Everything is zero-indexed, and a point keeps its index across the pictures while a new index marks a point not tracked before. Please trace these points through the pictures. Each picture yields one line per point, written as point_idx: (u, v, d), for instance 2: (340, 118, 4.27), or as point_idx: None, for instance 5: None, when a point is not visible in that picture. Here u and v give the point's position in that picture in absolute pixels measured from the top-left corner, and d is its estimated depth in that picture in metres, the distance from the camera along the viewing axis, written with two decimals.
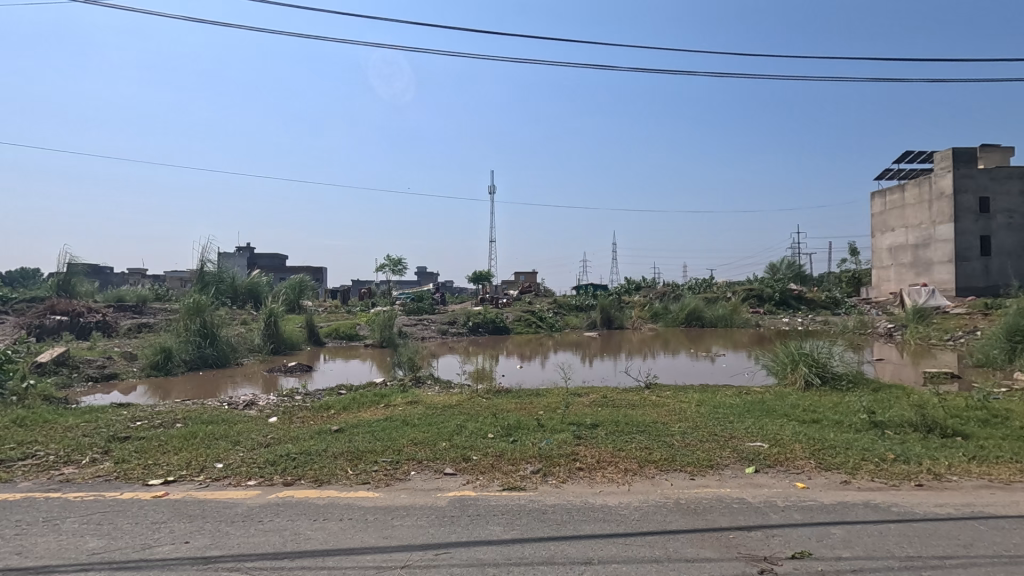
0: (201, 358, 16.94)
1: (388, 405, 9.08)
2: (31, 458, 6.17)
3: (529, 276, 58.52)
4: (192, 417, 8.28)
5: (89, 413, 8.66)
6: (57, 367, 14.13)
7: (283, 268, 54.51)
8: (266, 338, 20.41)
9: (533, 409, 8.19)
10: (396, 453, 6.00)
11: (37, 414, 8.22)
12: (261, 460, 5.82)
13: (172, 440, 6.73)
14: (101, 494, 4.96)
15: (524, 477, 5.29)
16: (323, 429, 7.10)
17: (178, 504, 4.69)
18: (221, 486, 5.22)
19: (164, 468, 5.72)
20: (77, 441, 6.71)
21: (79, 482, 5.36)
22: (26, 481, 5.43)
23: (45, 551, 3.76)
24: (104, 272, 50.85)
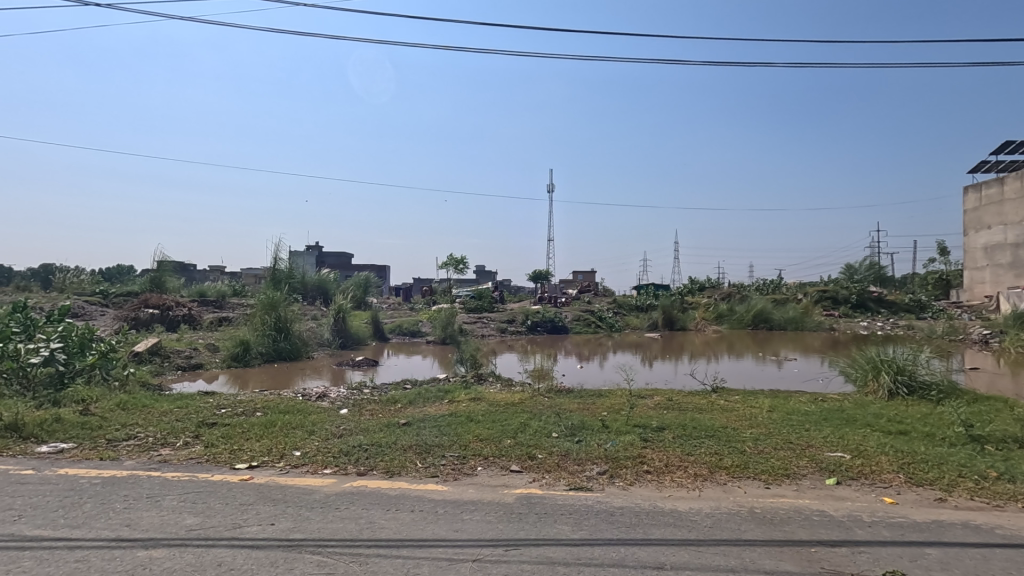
0: (277, 350, 17.92)
1: (452, 401, 9.27)
2: (133, 438, 6.74)
3: (587, 275, 58.02)
4: (271, 407, 8.78)
5: (180, 399, 9.36)
6: (151, 356, 15.36)
7: (348, 266, 56.76)
8: (335, 334, 21.31)
9: (596, 410, 8.11)
10: (463, 448, 6.11)
11: (137, 399, 8.98)
12: (335, 450, 6.09)
13: (253, 427, 7.16)
14: (195, 475, 5.36)
15: (590, 478, 5.25)
16: (392, 422, 7.34)
17: (263, 488, 5.00)
18: (300, 473, 5.51)
19: (247, 453, 6.10)
20: (171, 425, 7.27)
21: (174, 463, 5.81)
22: (130, 459, 5.94)
23: (149, 525, 4.10)
24: (188, 270, 54.87)
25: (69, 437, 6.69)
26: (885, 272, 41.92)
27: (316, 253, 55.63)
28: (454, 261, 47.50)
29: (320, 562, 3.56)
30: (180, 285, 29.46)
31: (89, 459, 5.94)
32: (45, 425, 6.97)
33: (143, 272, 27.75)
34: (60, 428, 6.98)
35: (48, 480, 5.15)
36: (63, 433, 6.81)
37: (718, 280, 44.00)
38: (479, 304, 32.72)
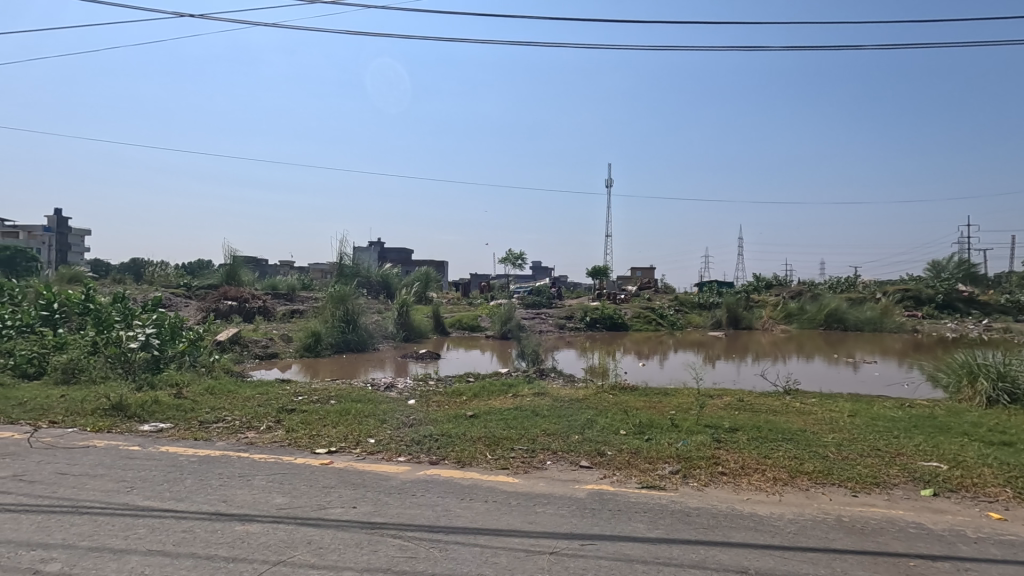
0: (345, 342, 18.69)
1: (517, 395, 9.32)
2: (222, 421, 7.20)
3: (647, 272, 56.84)
4: (343, 395, 9.15)
5: (261, 386, 9.92)
6: (232, 344, 16.38)
7: (408, 261, 58.24)
8: (399, 327, 21.94)
9: (663, 408, 7.94)
10: (531, 442, 6.14)
11: (223, 384, 9.61)
12: (407, 439, 6.27)
13: (329, 415, 7.49)
14: (280, 458, 5.67)
15: (663, 477, 5.15)
16: (460, 414, 7.48)
17: (343, 472, 5.22)
18: (376, 459, 5.72)
19: (325, 439, 6.39)
20: (255, 410, 7.72)
21: (260, 445, 6.17)
22: (221, 440, 6.37)
23: (244, 502, 4.38)
24: (261, 264, 58.00)
25: (167, 418, 7.24)
26: (976, 270, 38.65)
27: (378, 249, 57.44)
28: (512, 257, 47.77)
29: (402, 546, 3.69)
30: (255, 278, 31.19)
31: (185, 439, 6.41)
32: (146, 406, 7.58)
33: (222, 265, 29.52)
34: (158, 409, 7.58)
35: (152, 456, 5.60)
36: (161, 413, 7.38)
37: (787, 278, 41.98)
38: (537, 300, 32.75)
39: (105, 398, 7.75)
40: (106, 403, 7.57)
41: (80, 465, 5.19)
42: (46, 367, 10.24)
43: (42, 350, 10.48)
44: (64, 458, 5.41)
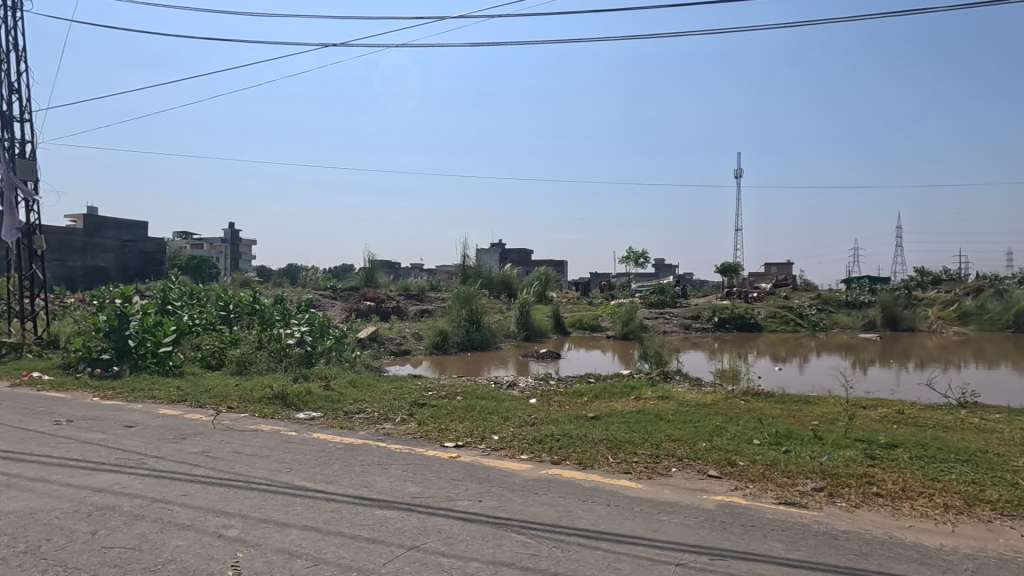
0: (470, 340, 19.55)
1: (639, 398, 9.07)
2: (363, 412, 7.90)
3: (783, 267, 52.22)
4: (469, 392, 9.56)
5: (396, 380, 10.73)
6: (371, 342, 17.86)
7: (528, 261, 59.15)
8: (520, 327, 22.46)
9: (804, 418, 7.24)
10: (655, 447, 5.95)
11: (364, 378, 10.54)
12: (529, 437, 6.40)
13: (456, 410, 7.88)
14: (413, 449, 6.08)
15: (804, 494, 4.71)
16: (581, 415, 7.45)
17: (470, 466, 5.47)
18: (500, 456, 5.90)
19: (453, 433, 6.72)
20: (391, 403, 8.36)
21: (395, 436, 6.67)
22: (362, 429, 6.99)
23: (382, 488, 4.76)
24: (394, 267, 62.53)
25: (318, 407, 8.10)
26: None
27: (499, 250, 59.22)
28: (632, 254, 46.61)
29: (525, 543, 3.77)
30: (389, 280, 33.70)
31: (333, 427, 7.12)
32: (301, 395, 8.54)
33: (361, 269, 32.27)
34: (311, 398, 8.51)
35: (307, 441, 6.31)
36: (313, 403, 8.28)
37: (960, 272, 36.14)
38: (660, 299, 31.61)
39: (270, 388, 8.86)
40: (270, 393, 8.65)
41: (251, 446, 6.00)
42: (224, 359, 11.91)
43: (221, 345, 12.23)
44: (239, 439, 6.29)
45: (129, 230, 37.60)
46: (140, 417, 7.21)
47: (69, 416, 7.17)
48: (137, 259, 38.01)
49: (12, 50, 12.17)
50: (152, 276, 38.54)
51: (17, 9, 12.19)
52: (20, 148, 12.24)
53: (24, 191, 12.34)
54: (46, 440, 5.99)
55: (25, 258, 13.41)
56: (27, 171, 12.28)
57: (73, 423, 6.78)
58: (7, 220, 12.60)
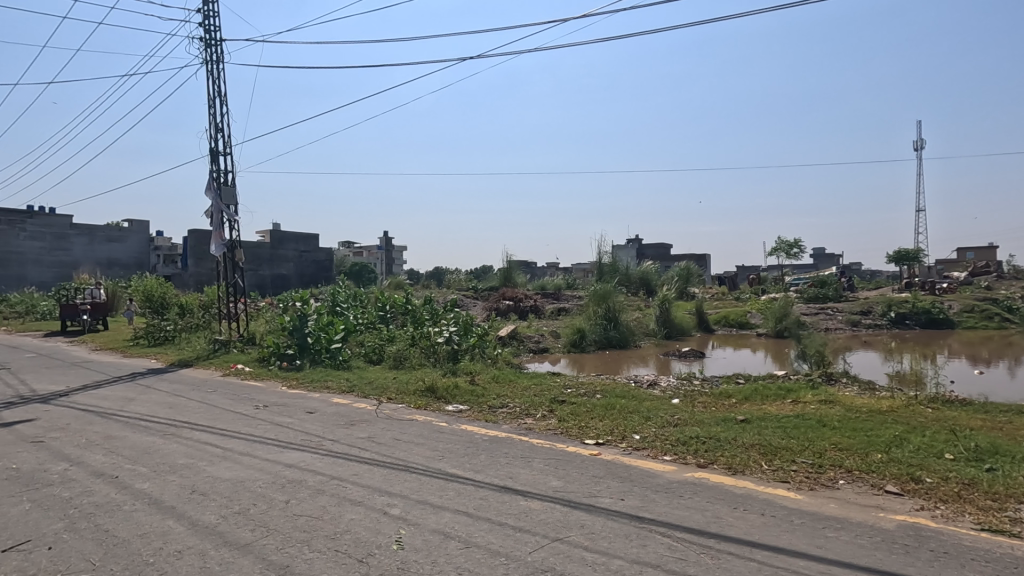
0: (608, 338, 19.35)
1: (798, 401, 8.26)
2: (506, 407, 8.24)
3: (982, 253, 44.01)
4: (608, 390, 9.49)
5: (535, 378, 11.01)
6: (512, 339, 18.49)
7: (667, 256, 56.77)
8: (661, 324, 21.71)
9: (1016, 432, 6.04)
10: (816, 456, 5.40)
11: (505, 374, 10.99)
12: (673, 438, 6.17)
13: (595, 408, 7.87)
14: (554, 444, 6.20)
15: (1018, 522, 3.94)
16: (729, 417, 7.00)
17: (611, 464, 5.44)
18: (642, 456, 5.78)
19: (593, 431, 6.72)
20: (531, 399, 8.61)
21: (537, 431, 6.85)
22: (506, 423, 7.28)
23: (526, 480, 4.93)
24: (531, 267, 64.04)
25: (464, 401, 8.63)
26: None
27: (636, 246, 57.71)
28: (786, 245, 42.54)
29: (671, 546, 3.66)
30: (527, 280, 34.60)
31: (479, 419, 7.53)
32: (450, 389, 9.16)
33: (500, 269, 33.54)
34: (458, 392, 9.08)
35: (457, 432, 6.75)
36: (460, 396, 8.83)
37: None
38: (821, 293, 28.43)
39: (422, 381, 9.62)
40: (423, 386, 9.39)
41: (408, 434, 6.58)
42: (383, 355, 13.15)
43: (381, 342, 13.53)
44: (397, 427, 6.92)
45: (305, 242, 43.19)
46: (318, 405, 8.28)
47: (265, 401, 8.47)
48: (312, 267, 43.47)
49: (217, 97, 14.69)
50: (323, 282, 43.78)
51: (220, 63, 14.69)
52: (225, 177, 14.71)
53: (229, 213, 14.79)
54: (250, 421, 7.15)
55: (231, 268, 16.04)
56: (231, 196, 14.71)
57: (268, 408, 8.01)
58: (217, 238, 15.20)
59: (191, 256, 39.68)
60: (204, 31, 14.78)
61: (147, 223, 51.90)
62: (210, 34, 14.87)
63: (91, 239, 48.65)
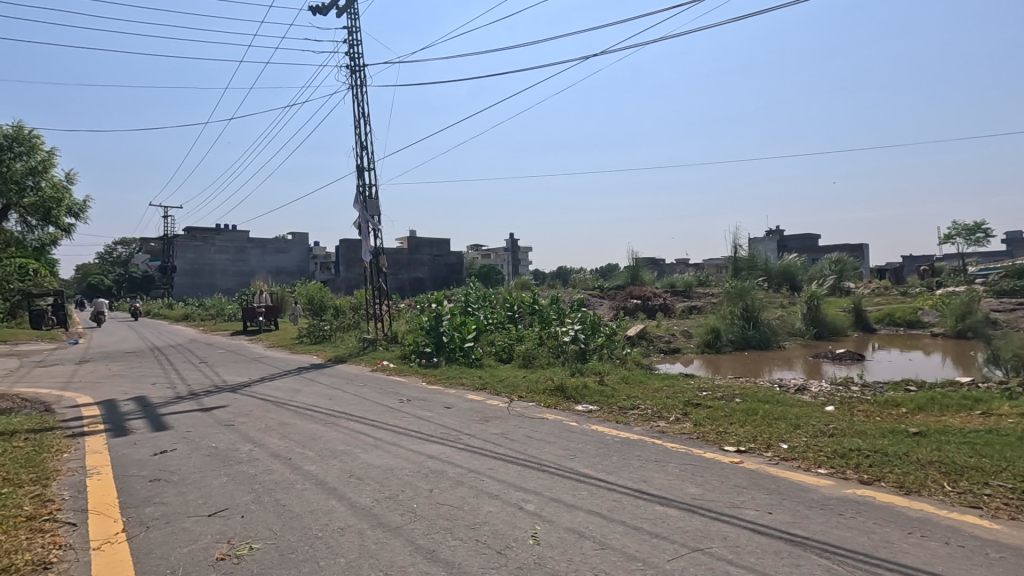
0: (747, 339, 18.02)
1: (989, 414, 7.01)
2: (636, 408, 8.04)
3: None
4: (749, 394, 8.83)
5: (668, 379, 10.59)
6: (640, 339, 17.98)
7: (815, 247, 51.42)
8: (809, 323, 19.75)
9: None
10: (1018, 480, 4.53)
11: (635, 375, 10.71)
12: (827, 449, 5.59)
13: (735, 413, 7.38)
14: (690, 450, 5.92)
15: None
16: (898, 429, 6.15)
17: (754, 474, 5.06)
18: (790, 467, 5.30)
19: (733, 437, 6.30)
20: (663, 401, 8.30)
21: (671, 435, 6.58)
22: (637, 426, 7.11)
23: (661, 485, 4.76)
24: (659, 265, 61.81)
25: (594, 401, 8.57)
26: None
27: (776, 238, 53.16)
28: (966, 229, 36.42)
29: (830, 569, 3.31)
30: (655, 278, 33.44)
31: (610, 420, 7.44)
32: (579, 389, 9.16)
33: (626, 267, 32.81)
34: (588, 392, 9.05)
35: (587, 432, 6.74)
36: (590, 397, 8.79)
37: None
38: (1018, 286, 23.86)
39: (551, 381, 9.73)
40: (552, 385, 9.50)
41: (540, 432, 6.70)
42: (512, 354, 13.51)
43: (510, 341, 13.94)
44: (529, 425, 7.08)
45: (438, 246, 45.90)
46: (455, 400, 8.76)
47: (408, 396, 9.15)
48: (444, 270, 46.05)
49: (362, 118, 16.18)
50: (455, 283, 46.14)
51: (364, 86, 16.17)
52: (370, 191, 16.15)
53: (374, 223, 16.19)
54: (395, 413, 7.78)
55: (375, 273, 17.55)
56: (375, 207, 16.10)
57: (411, 402, 8.65)
58: (364, 246, 16.72)
59: (343, 263, 44.14)
60: (349, 59, 16.35)
61: (306, 235, 58.64)
62: (355, 62, 16.42)
63: (263, 249, 56.18)
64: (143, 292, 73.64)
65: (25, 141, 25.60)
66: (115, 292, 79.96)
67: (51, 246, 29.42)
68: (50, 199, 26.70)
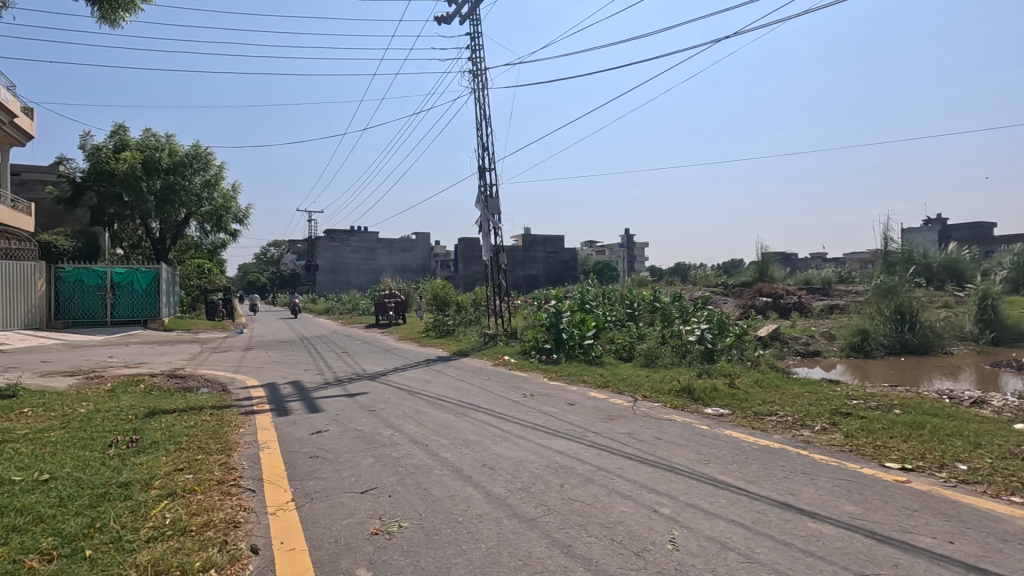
0: (903, 343, 15.94)
1: None
2: (774, 415, 7.47)
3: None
4: (911, 406, 7.80)
5: (809, 384, 9.70)
6: (773, 340, 16.65)
7: (989, 238, 44.14)
8: (983, 327, 17.01)
9: None
10: None
11: (770, 379, 9.95)
12: (1022, 475, 4.77)
13: (895, 425, 6.57)
14: (843, 463, 5.37)
15: None
16: None
17: (926, 496, 4.46)
18: (972, 491, 4.60)
19: (895, 452, 5.62)
20: (806, 408, 7.63)
21: (817, 445, 6.03)
22: (776, 433, 6.61)
23: (812, 500, 4.37)
24: (791, 260, 56.92)
25: (725, 405, 8.10)
26: None
27: (936, 228, 46.47)
28: None
29: None
30: (787, 274, 30.83)
31: (745, 426, 7.00)
32: (708, 391, 8.70)
33: (753, 263, 30.63)
34: (718, 395, 8.58)
35: (721, 437, 6.39)
36: (720, 400, 8.32)
37: None
38: None
39: (677, 381, 9.36)
40: (678, 386, 9.13)
41: (669, 434, 6.47)
42: (633, 353, 13.20)
43: (630, 340, 13.63)
44: (656, 426, 6.87)
45: (552, 244, 46.26)
46: (578, 397, 8.75)
47: (531, 391, 9.31)
48: (559, 267, 46.25)
49: (483, 120, 16.72)
50: (569, 280, 46.14)
51: (486, 89, 16.70)
52: (490, 190, 16.66)
53: (494, 221, 16.67)
54: (520, 407, 7.95)
55: (496, 270, 18.04)
56: (495, 206, 16.57)
57: (534, 397, 8.78)
58: (485, 244, 17.28)
59: (462, 261, 46.05)
60: (472, 64, 16.98)
61: (427, 235, 61.93)
62: (477, 66, 17.01)
63: (391, 249, 60.26)
64: (292, 287, 82.64)
65: (201, 158, 29.58)
66: (269, 287, 90.55)
67: (221, 247, 34.12)
68: (220, 207, 31.27)
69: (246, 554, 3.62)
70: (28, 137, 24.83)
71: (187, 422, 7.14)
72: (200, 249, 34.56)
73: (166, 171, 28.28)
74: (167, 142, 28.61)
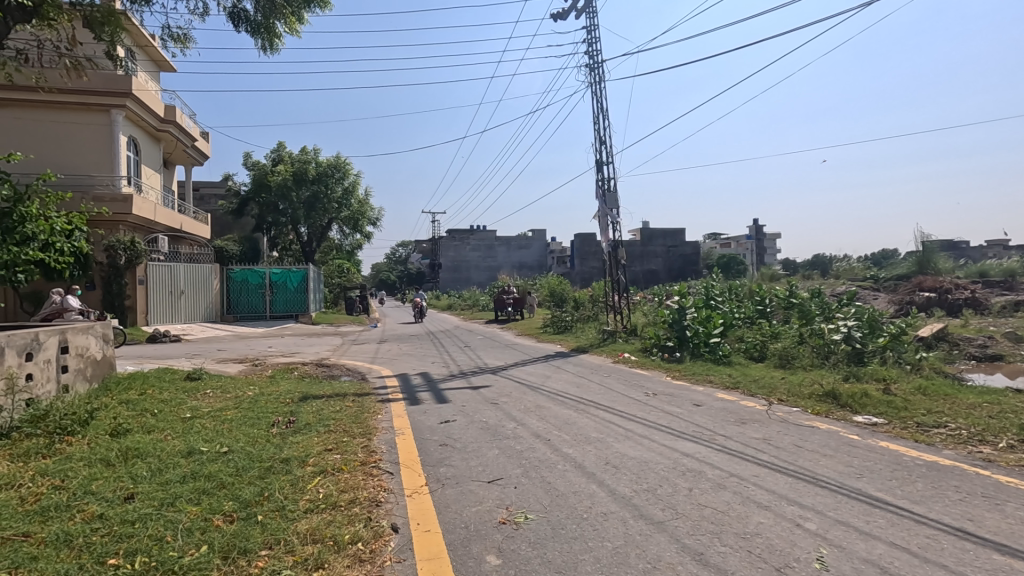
0: None
1: None
2: (944, 427, 6.49)
3: None
4: None
5: (989, 393, 8.30)
6: (939, 341, 14.48)
7: None
8: None
9: None
10: None
11: (937, 385, 8.67)
12: None
13: None
14: None
15: None
16: None
17: None
18: None
19: None
20: (985, 421, 6.54)
21: (1003, 466, 5.14)
22: (947, 449, 5.75)
23: (997, 529, 3.75)
24: (960, 248, 49.33)
25: (879, 413, 7.22)
26: None
27: None
28: None
29: None
30: (956, 266, 26.70)
31: (905, 438, 6.18)
32: (857, 397, 7.80)
33: (911, 254, 26.94)
34: (870, 401, 7.65)
35: (875, 448, 5.70)
36: (873, 407, 7.42)
37: None
38: None
39: (819, 385, 8.52)
40: (821, 391, 8.30)
41: (812, 443, 5.91)
42: (766, 352, 12.23)
43: (763, 338, 12.65)
44: (797, 433, 6.30)
45: (673, 237, 44.47)
46: (705, 398, 8.31)
47: (655, 390, 9.00)
48: (680, 261, 44.38)
49: (601, 113, 16.46)
50: (691, 276, 44.05)
51: (603, 81, 16.44)
52: (609, 184, 16.37)
53: (613, 216, 16.35)
54: (643, 406, 7.73)
55: (614, 266, 17.69)
56: (614, 200, 16.27)
57: (658, 396, 8.48)
58: (604, 240, 17.02)
59: (578, 256, 45.90)
60: (589, 58, 16.81)
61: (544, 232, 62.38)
62: (594, 59, 16.79)
63: (509, 247, 61.70)
64: (418, 285, 87.97)
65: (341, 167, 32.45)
66: (397, 286, 97.20)
67: (358, 248, 37.26)
68: (356, 212, 34.05)
69: (388, 531, 3.92)
70: (205, 157, 28.97)
71: (333, 407, 7.91)
72: (340, 250, 38.04)
73: (312, 180, 31.48)
74: (312, 154, 31.81)
